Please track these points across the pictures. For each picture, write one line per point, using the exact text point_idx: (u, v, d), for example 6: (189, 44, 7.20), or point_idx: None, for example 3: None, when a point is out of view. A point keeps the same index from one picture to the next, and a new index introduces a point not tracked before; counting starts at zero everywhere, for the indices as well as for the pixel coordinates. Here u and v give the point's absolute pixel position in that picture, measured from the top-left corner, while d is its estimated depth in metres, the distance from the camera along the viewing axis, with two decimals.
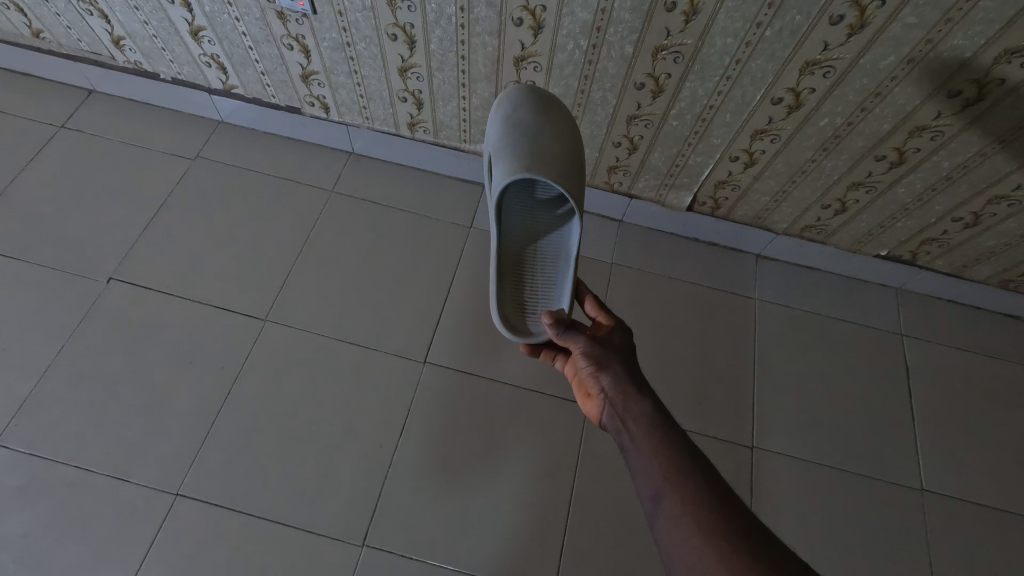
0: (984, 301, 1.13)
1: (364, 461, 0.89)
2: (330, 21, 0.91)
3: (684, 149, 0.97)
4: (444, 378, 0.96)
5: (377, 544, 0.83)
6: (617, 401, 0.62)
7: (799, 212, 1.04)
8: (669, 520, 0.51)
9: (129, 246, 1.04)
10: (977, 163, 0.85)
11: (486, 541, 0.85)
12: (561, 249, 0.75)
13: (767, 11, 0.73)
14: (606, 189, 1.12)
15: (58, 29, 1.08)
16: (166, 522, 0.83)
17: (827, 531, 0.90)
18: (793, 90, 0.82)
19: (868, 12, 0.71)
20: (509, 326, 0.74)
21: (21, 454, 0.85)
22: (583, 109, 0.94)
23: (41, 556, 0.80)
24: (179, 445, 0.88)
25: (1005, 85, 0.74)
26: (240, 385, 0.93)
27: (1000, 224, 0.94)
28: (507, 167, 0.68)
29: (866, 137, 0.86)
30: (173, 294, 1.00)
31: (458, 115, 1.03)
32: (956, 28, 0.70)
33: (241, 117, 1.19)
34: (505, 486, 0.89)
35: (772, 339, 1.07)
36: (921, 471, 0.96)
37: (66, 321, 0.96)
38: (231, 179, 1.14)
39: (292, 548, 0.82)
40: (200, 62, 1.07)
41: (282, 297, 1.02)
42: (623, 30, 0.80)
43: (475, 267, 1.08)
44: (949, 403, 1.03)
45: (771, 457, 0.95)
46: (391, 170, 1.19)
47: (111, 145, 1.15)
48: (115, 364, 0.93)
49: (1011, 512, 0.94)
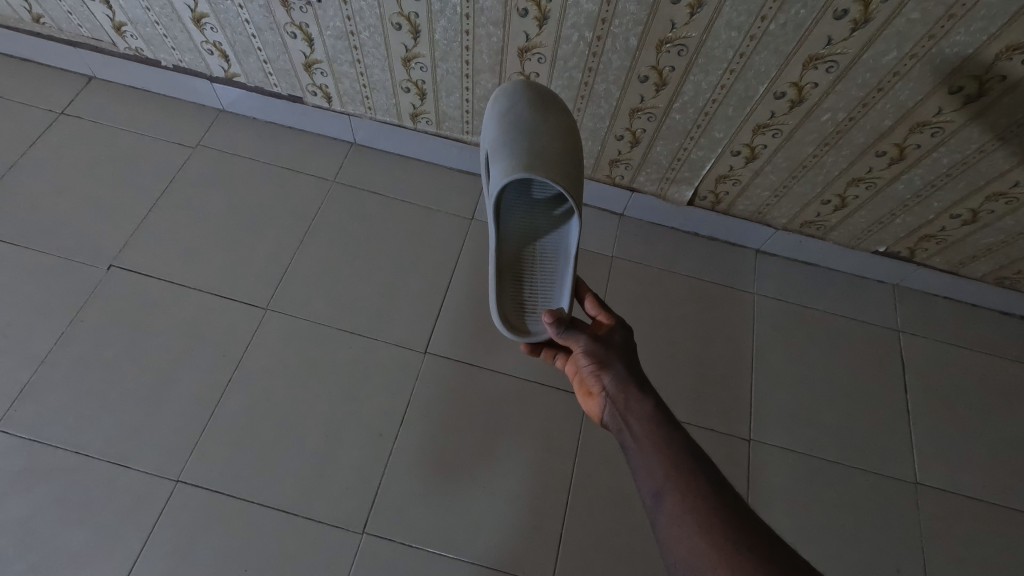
0: (978, 298, 1.14)
1: (364, 450, 0.89)
2: (334, 9, 0.91)
3: (686, 143, 0.98)
4: (444, 369, 0.97)
5: (377, 532, 0.84)
6: (618, 399, 0.62)
7: (799, 208, 1.05)
8: (670, 518, 0.52)
9: (128, 233, 1.04)
10: (976, 159, 0.86)
11: (485, 529, 0.86)
12: (560, 248, 0.76)
13: (771, 5, 0.74)
14: (607, 182, 1.12)
15: (58, 14, 1.08)
16: (166, 508, 0.83)
17: (822, 524, 0.91)
18: (796, 84, 0.83)
19: (872, 6, 0.71)
20: (509, 326, 0.74)
21: (21, 440, 0.85)
22: (585, 102, 0.94)
23: (39, 541, 0.80)
24: (180, 431, 0.88)
25: (1006, 82, 0.75)
26: (240, 374, 0.93)
27: (998, 221, 0.95)
28: (506, 165, 0.68)
29: (867, 133, 0.87)
30: (172, 281, 1.00)
31: (461, 106, 1.04)
32: (959, 25, 0.70)
33: (242, 106, 1.18)
34: (505, 475, 0.90)
35: (770, 334, 1.08)
36: (915, 464, 0.97)
37: (64, 308, 0.96)
38: (232, 168, 1.13)
39: (293, 535, 0.83)
40: (201, 49, 1.07)
41: (283, 287, 1.01)
42: (627, 22, 0.80)
43: (474, 259, 1.09)
44: (944, 398, 1.04)
45: (767, 450, 0.96)
46: (391, 161, 1.19)
47: (110, 132, 1.14)
48: (114, 351, 0.93)
49: (1001, 505, 0.95)
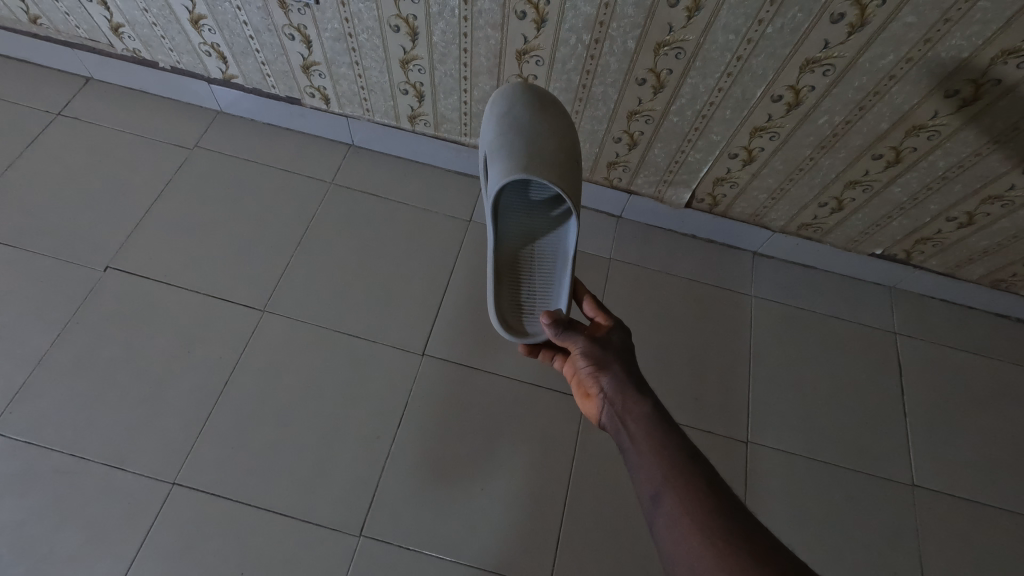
0: (974, 300, 1.14)
1: (361, 452, 0.89)
2: (332, 11, 0.91)
3: (684, 145, 0.98)
4: (442, 371, 0.97)
5: (375, 534, 0.84)
6: (616, 400, 0.62)
7: (797, 211, 1.05)
8: (668, 520, 0.51)
9: (126, 235, 1.03)
10: (972, 162, 0.86)
11: (483, 531, 0.86)
12: (558, 249, 0.76)
13: (768, 8, 0.74)
14: (605, 184, 1.12)
15: (56, 15, 1.07)
16: (162, 511, 0.82)
17: (820, 526, 0.91)
18: (793, 87, 0.83)
19: (868, 10, 0.71)
20: (508, 328, 0.74)
21: (16, 443, 0.85)
22: (583, 104, 0.95)
23: (34, 544, 0.79)
24: (176, 434, 0.88)
25: (1002, 86, 0.75)
26: (238, 376, 0.93)
27: (994, 224, 0.96)
28: (505, 166, 0.68)
29: (864, 136, 0.87)
30: (169, 283, 1.00)
31: (459, 108, 1.04)
32: (955, 28, 0.71)
33: (240, 108, 1.18)
34: (503, 477, 0.90)
35: (767, 336, 1.08)
36: (912, 466, 0.98)
37: (60, 310, 0.95)
38: (230, 169, 1.13)
39: (290, 538, 0.82)
40: (200, 51, 1.07)
41: (281, 289, 1.01)
42: (625, 25, 0.81)
43: (472, 261, 1.08)
44: (940, 401, 1.04)
45: (765, 452, 0.96)
46: (389, 163, 1.19)
47: (107, 133, 1.14)
48: (111, 353, 0.93)
49: (998, 507, 0.95)
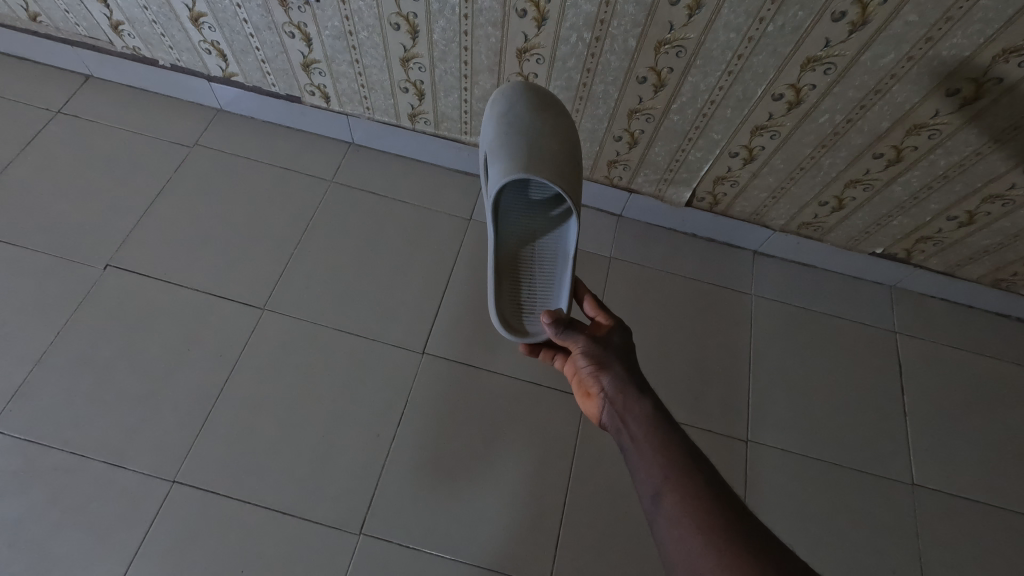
0: (974, 300, 1.14)
1: (362, 450, 0.89)
2: (332, 9, 0.91)
3: (685, 144, 0.98)
4: (442, 370, 0.97)
5: (375, 532, 0.84)
6: (617, 400, 0.62)
7: (797, 210, 1.05)
8: (669, 519, 0.52)
9: (125, 233, 1.03)
10: (973, 162, 0.86)
11: (483, 530, 0.86)
12: (558, 248, 0.76)
13: (769, 7, 0.74)
14: (605, 183, 1.12)
15: (55, 12, 1.07)
16: (162, 509, 0.82)
17: (820, 525, 0.91)
18: (794, 86, 0.83)
19: (870, 8, 0.71)
20: (508, 327, 0.74)
21: (15, 441, 0.85)
22: (584, 103, 0.94)
23: (33, 542, 0.79)
24: (176, 432, 0.88)
25: (1003, 84, 0.75)
26: (238, 374, 0.93)
27: (994, 223, 0.96)
28: (505, 165, 0.68)
29: (865, 135, 0.87)
30: (169, 281, 1.00)
31: (460, 106, 1.04)
32: (956, 27, 0.71)
33: (240, 106, 1.18)
34: (503, 476, 0.90)
35: (768, 335, 1.08)
36: (912, 465, 0.98)
37: (59, 308, 0.95)
38: (229, 167, 1.13)
39: (290, 536, 0.82)
40: (200, 48, 1.06)
41: (280, 287, 1.01)
42: (625, 23, 0.81)
43: (472, 260, 1.08)
44: (940, 400, 1.04)
45: (764, 451, 0.96)
46: (389, 161, 1.18)
47: (107, 131, 1.14)
48: (110, 351, 0.93)
49: (997, 506, 0.95)
